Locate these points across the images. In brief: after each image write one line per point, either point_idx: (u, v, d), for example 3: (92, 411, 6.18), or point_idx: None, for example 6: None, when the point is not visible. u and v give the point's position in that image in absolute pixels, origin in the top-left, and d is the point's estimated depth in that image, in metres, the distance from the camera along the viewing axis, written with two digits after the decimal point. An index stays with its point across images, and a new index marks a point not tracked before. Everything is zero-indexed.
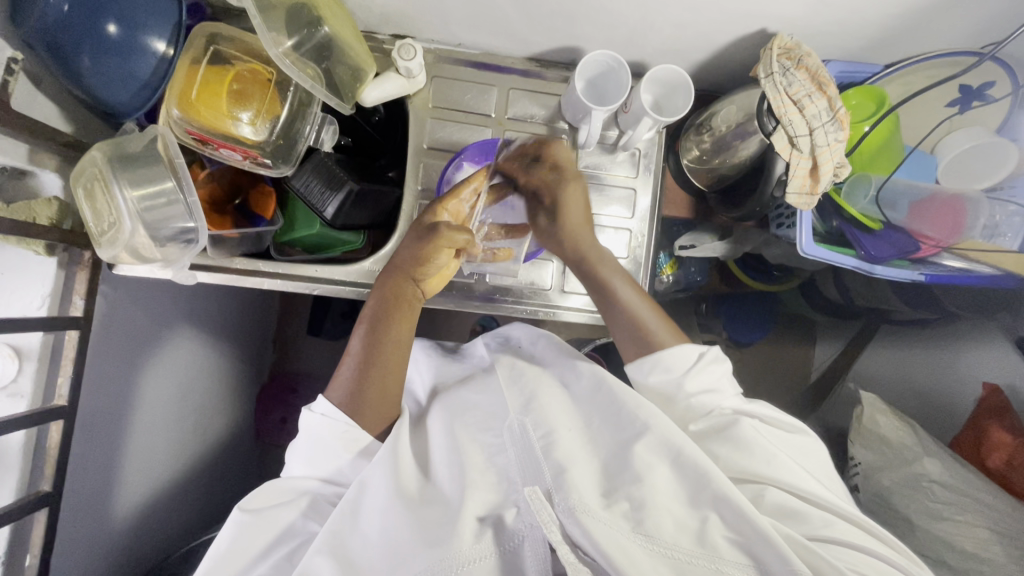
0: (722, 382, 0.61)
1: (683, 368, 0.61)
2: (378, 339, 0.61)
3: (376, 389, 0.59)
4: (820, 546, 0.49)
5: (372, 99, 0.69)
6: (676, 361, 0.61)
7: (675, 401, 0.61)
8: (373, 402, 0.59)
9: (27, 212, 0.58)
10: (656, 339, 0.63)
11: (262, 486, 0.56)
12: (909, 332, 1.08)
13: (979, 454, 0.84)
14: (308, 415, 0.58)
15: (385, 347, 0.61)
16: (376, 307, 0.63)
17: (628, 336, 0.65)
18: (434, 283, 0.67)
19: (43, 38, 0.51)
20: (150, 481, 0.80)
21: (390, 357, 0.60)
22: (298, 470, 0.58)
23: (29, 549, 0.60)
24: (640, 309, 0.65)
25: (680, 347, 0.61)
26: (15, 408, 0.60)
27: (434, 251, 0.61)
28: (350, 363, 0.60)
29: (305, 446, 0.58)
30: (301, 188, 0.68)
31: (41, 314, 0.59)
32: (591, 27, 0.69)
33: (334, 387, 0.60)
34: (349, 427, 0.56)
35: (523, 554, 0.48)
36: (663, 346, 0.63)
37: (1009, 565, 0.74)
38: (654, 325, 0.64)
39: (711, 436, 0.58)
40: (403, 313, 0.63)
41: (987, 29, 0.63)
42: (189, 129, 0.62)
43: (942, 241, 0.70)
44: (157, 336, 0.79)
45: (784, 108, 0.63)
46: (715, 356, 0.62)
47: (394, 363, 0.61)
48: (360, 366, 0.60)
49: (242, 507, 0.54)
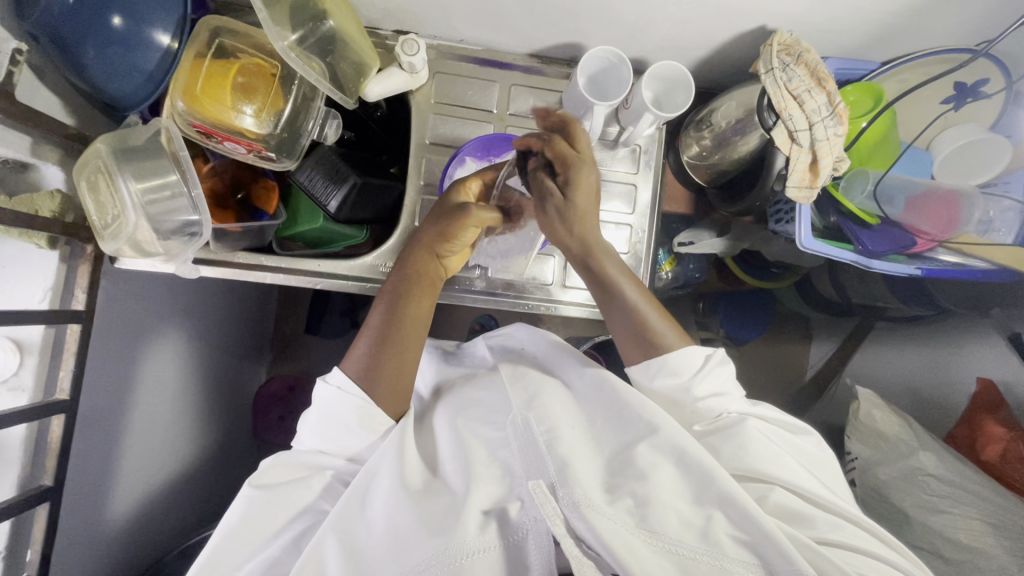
0: (729, 385, 0.61)
1: (689, 371, 0.60)
2: (400, 312, 0.62)
3: (393, 360, 0.59)
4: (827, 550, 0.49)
5: (375, 93, 0.70)
6: (683, 364, 0.60)
7: (682, 402, 0.61)
8: (388, 378, 0.59)
9: (30, 206, 0.57)
10: (658, 338, 0.61)
11: (275, 462, 0.56)
12: (902, 329, 1.09)
13: (975, 447, 0.86)
14: (323, 386, 0.58)
15: (405, 318, 0.62)
16: (399, 278, 0.64)
17: (631, 338, 0.62)
18: (454, 261, 0.69)
19: (47, 29, 0.51)
20: (145, 479, 0.79)
21: (409, 328, 0.61)
22: (308, 442, 0.58)
23: (30, 544, 0.60)
24: (643, 306, 0.62)
25: (688, 350, 0.60)
26: (16, 402, 0.59)
27: (461, 227, 0.63)
28: (367, 338, 0.61)
29: (315, 419, 0.58)
30: (304, 181, 0.69)
31: (42, 308, 0.59)
32: (593, 23, 0.70)
33: (349, 361, 0.61)
34: (364, 402, 0.56)
35: (526, 547, 0.48)
36: (667, 349, 0.61)
37: (1004, 557, 0.75)
38: (655, 322, 0.62)
39: (712, 437, 0.59)
40: (426, 287, 0.65)
41: (981, 27, 0.64)
42: (194, 122, 0.62)
43: (937, 236, 0.71)
44: (154, 332, 0.78)
45: (783, 104, 0.64)
46: (721, 359, 0.61)
47: (409, 340, 0.61)
48: (378, 341, 0.60)
49: (252, 482, 0.54)
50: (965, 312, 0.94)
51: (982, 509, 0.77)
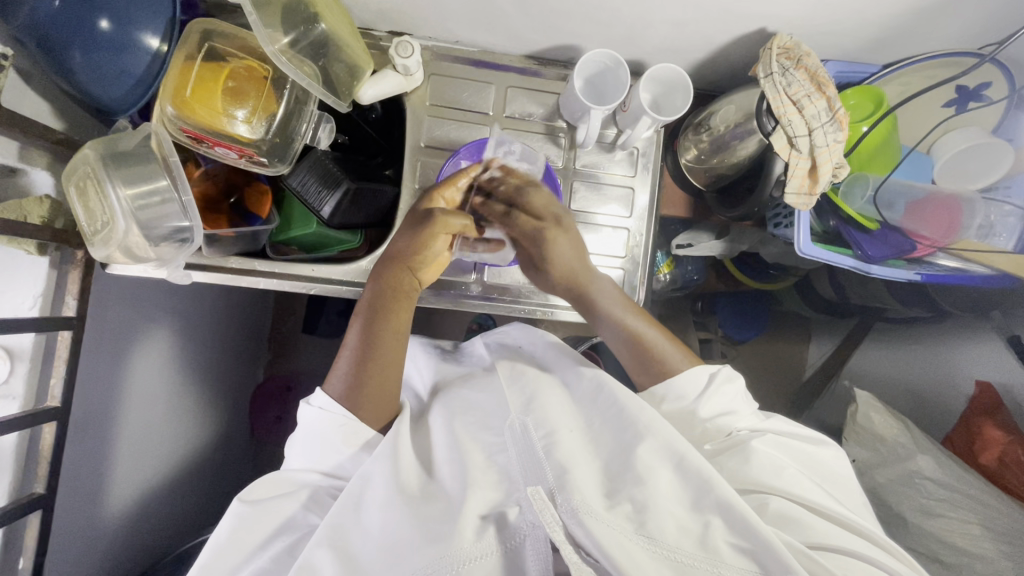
0: (737, 402, 0.61)
1: (694, 392, 0.61)
2: (373, 332, 0.61)
3: (376, 380, 0.59)
4: (827, 557, 0.49)
5: (369, 96, 0.69)
6: (687, 386, 0.61)
7: (690, 416, 0.60)
8: (372, 399, 0.58)
9: (18, 210, 0.57)
10: (666, 362, 0.64)
11: (262, 479, 0.56)
12: (902, 329, 1.08)
13: (972, 450, 0.85)
14: (305, 409, 0.58)
15: (381, 337, 0.61)
16: (370, 298, 0.63)
17: (634, 361, 0.65)
18: (430, 273, 0.67)
19: (33, 33, 0.50)
20: (139, 485, 0.78)
21: (387, 347, 0.61)
22: (297, 463, 0.58)
23: (23, 552, 0.59)
24: (646, 333, 0.65)
25: (693, 369, 0.62)
26: (8, 410, 0.59)
27: (430, 236, 0.63)
28: (346, 359, 0.61)
29: (300, 441, 0.58)
30: (297, 186, 0.67)
31: (32, 315, 0.58)
32: (591, 25, 0.69)
33: (332, 381, 0.60)
34: (347, 420, 0.56)
35: (525, 553, 0.47)
36: (674, 373, 0.63)
37: (1001, 561, 0.75)
38: (661, 348, 0.65)
39: (721, 457, 0.57)
40: (400, 303, 0.63)
41: (986, 31, 0.63)
42: (184, 126, 0.61)
43: (936, 242, 0.70)
44: (146, 335, 0.77)
45: (782, 108, 0.63)
46: (726, 376, 0.62)
47: (388, 355, 0.60)
48: (355, 359, 0.60)
49: (243, 498, 0.54)
50: (966, 313, 0.93)
51: (980, 513, 0.77)
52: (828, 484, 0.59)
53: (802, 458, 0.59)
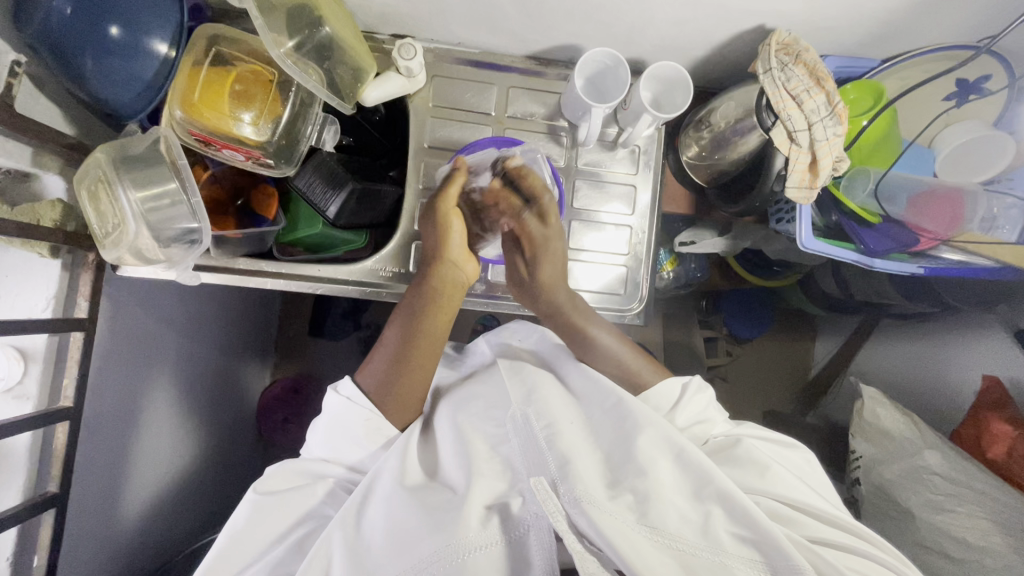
0: (710, 412, 0.63)
1: (669, 403, 0.62)
2: (411, 331, 0.62)
3: (409, 380, 0.60)
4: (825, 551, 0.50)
5: (373, 98, 0.70)
6: (660, 400, 0.63)
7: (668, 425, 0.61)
8: (399, 400, 0.60)
9: (31, 215, 0.58)
10: (640, 375, 0.66)
11: (279, 468, 0.57)
12: (910, 325, 1.08)
13: (981, 446, 0.84)
14: (332, 395, 0.58)
15: (418, 339, 0.62)
16: (411, 296, 0.64)
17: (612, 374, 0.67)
18: (467, 270, 0.67)
19: (46, 40, 0.52)
20: (149, 484, 0.79)
21: (423, 349, 0.62)
22: (316, 450, 0.58)
23: (36, 550, 0.60)
24: (622, 351, 0.67)
25: (665, 383, 0.63)
26: (22, 410, 0.59)
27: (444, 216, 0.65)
28: (382, 356, 0.62)
29: (323, 427, 0.58)
30: (303, 187, 0.69)
31: (45, 316, 0.59)
32: (592, 25, 0.70)
33: (364, 374, 0.62)
34: (372, 414, 0.57)
35: (528, 543, 0.48)
36: (650, 386, 0.65)
37: (1011, 557, 0.74)
38: (636, 365, 0.67)
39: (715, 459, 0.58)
40: (440, 307, 0.64)
41: (985, 23, 0.63)
42: (192, 130, 0.62)
43: (940, 234, 0.71)
44: (157, 337, 0.78)
45: (782, 103, 0.64)
46: (699, 386, 0.63)
47: (421, 363, 0.61)
48: (391, 362, 0.61)
49: (256, 487, 0.55)
50: (973, 309, 0.91)
51: (990, 508, 0.76)
52: (819, 483, 0.60)
53: (784, 459, 0.60)
